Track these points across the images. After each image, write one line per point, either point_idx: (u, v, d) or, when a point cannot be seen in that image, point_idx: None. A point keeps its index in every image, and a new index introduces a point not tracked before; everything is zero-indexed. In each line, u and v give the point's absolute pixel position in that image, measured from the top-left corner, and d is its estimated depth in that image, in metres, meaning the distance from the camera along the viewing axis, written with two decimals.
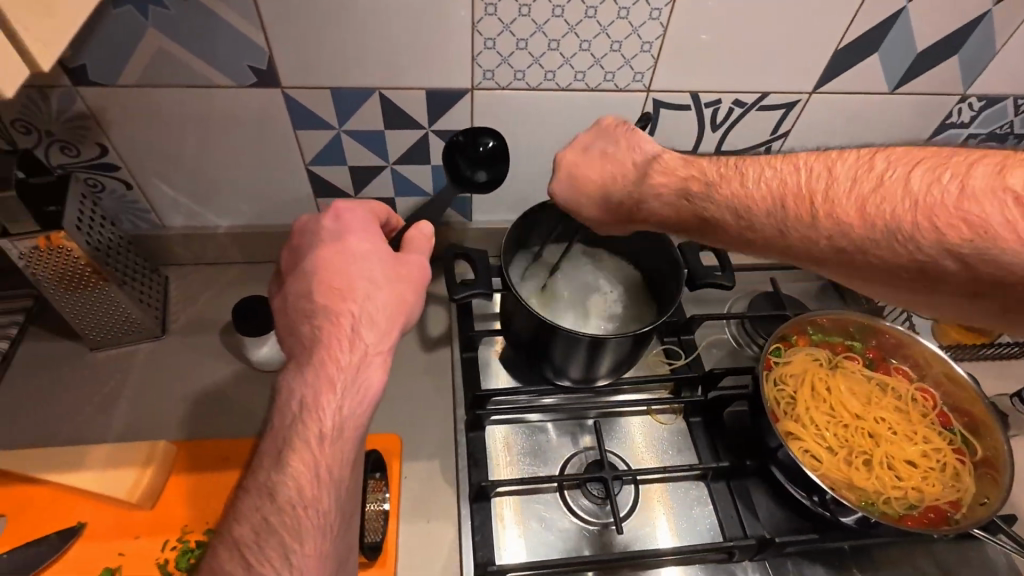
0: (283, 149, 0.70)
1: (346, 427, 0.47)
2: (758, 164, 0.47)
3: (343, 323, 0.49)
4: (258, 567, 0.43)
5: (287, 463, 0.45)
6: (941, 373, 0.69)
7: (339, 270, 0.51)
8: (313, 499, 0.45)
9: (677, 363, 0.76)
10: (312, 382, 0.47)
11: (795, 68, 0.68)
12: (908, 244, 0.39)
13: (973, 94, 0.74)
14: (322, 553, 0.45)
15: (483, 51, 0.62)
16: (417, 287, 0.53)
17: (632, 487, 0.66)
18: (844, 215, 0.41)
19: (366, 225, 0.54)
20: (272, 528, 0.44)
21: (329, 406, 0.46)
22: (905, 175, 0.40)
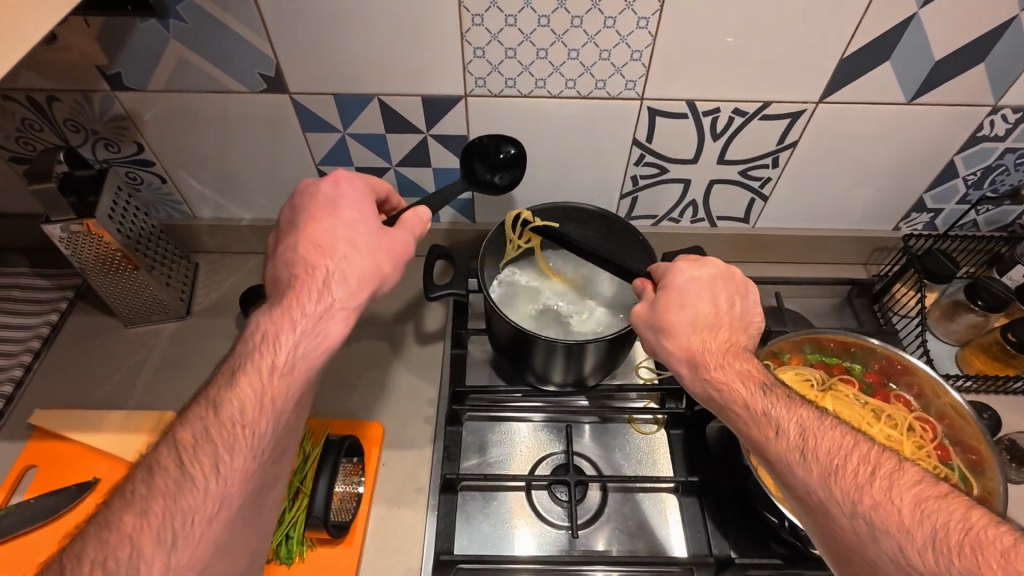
0: (294, 150, 0.76)
1: (296, 364, 0.50)
2: (774, 386, 0.50)
3: (317, 276, 0.52)
4: (190, 469, 0.45)
5: (234, 384, 0.48)
6: (947, 405, 0.65)
7: (326, 229, 0.54)
8: (253, 422, 0.47)
9: (665, 373, 0.76)
10: (276, 320, 0.50)
11: (798, 77, 0.66)
12: (838, 502, 0.44)
13: (1006, 106, 0.68)
14: (249, 472, 0.47)
15: (474, 60, 0.64)
16: (395, 259, 0.56)
17: (599, 493, 0.69)
18: (812, 455, 0.45)
19: (361, 198, 0.57)
20: (209, 437, 0.46)
21: (286, 340, 0.50)
22: (871, 452, 0.44)
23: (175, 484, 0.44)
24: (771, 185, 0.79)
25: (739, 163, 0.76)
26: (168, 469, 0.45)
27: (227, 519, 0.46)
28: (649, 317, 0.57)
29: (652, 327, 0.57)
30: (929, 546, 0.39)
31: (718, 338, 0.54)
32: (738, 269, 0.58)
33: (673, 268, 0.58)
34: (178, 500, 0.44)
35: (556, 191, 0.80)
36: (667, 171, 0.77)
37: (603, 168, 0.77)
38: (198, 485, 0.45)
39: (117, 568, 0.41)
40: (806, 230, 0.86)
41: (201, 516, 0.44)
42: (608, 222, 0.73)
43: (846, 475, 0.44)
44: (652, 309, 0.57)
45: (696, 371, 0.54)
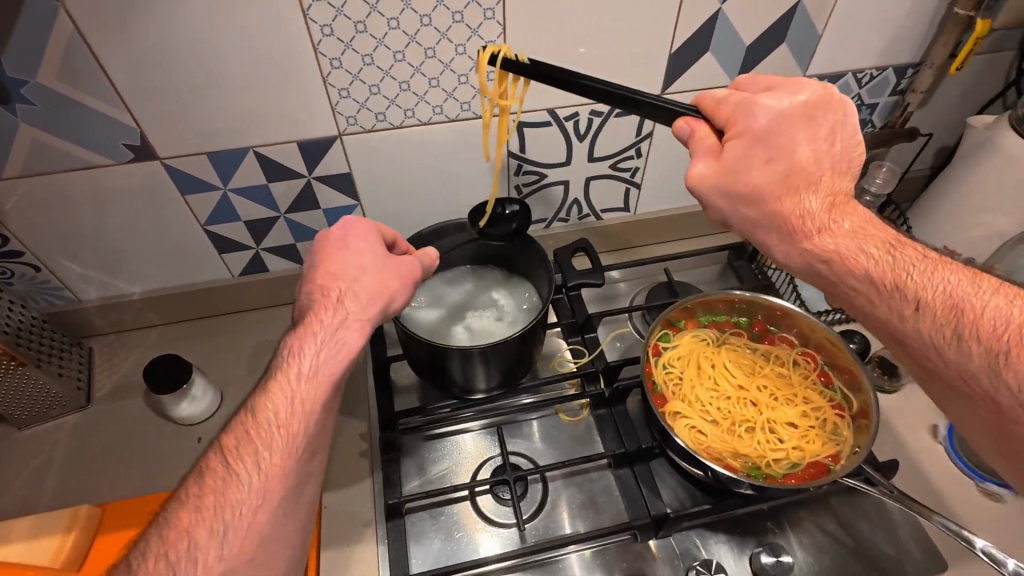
0: (176, 214, 0.75)
1: (321, 372, 0.51)
2: (902, 249, 0.52)
3: (331, 296, 0.55)
4: (235, 465, 0.47)
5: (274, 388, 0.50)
6: (820, 336, 0.72)
7: (339, 260, 0.57)
8: (287, 422, 0.49)
9: (581, 361, 0.81)
10: (298, 336, 0.53)
11: (638, 74, 0.73)
12: (1001, 387, 0.45)
13: (813, 75, 0.79)
14: (288, 465, 0.48)
15: (340, 100, 0.67)
16: (400, 277, 0.58)
17: (541, 485, 0.72)
18: (966, 329, 0.47)
19: (372, 233, 0.60)
20: (249, 436, 0.48)
21: (310, 352, 0.52)
22: None
23: (223, 481, 0.46)
24: (641, 173, 0.87)
25: (607, 159, 0.83)
26: (218, 466, 0.47)
27: (271, 515, 0.47)
28: (724, 172, 0.54)
29: (733, 195, 0.55)
30: None
31: (818, 193, 0.54)
32: (834, 93, 0.53)
33: (749, 109, 0.53)
34: (229, 491, 0.46)
35: (448, 211, 0.83)
36: (546, 176, 0.83)
37: (487, 184, 0.81)
38: (243, 477, 0.47)
39: (180, 555, 0.43)
40: (682, 208, 0.94)
41: (247, 509, 0.46)
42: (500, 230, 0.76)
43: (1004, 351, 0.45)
44: (723, 167, 0.54)
45: (794, 241, 0.55)
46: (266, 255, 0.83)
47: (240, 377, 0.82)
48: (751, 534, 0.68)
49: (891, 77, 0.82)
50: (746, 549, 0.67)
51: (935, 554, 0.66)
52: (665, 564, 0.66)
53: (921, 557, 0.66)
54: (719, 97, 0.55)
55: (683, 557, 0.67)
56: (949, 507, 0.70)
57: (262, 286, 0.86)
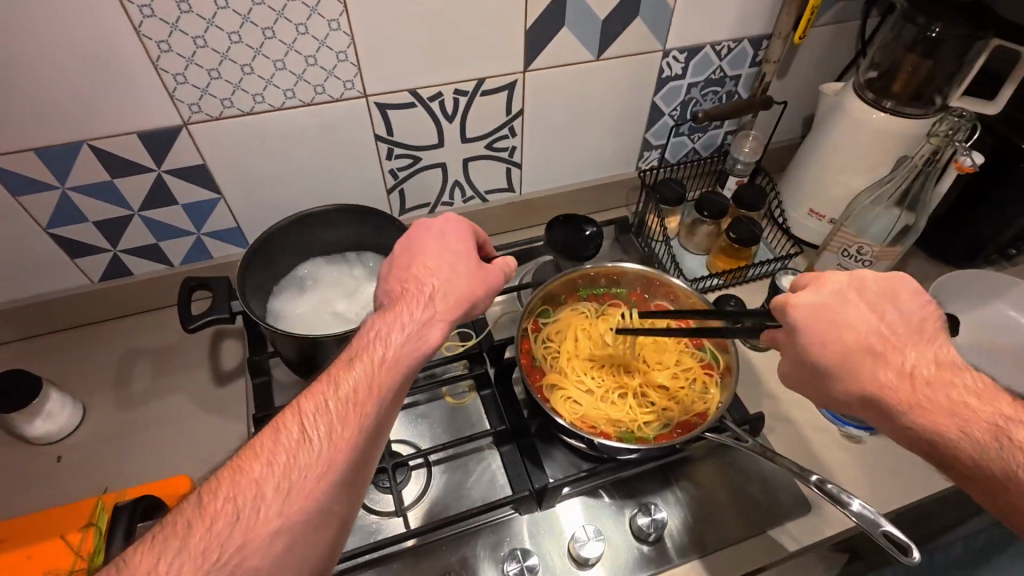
0: (11, 219, 0.69)
1: (378, 369, 0.49)
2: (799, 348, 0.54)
3: (424, 289, 0.53)
4: (308, 431, 0.46)
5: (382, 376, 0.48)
6: (689, 301, 0.75)
7: (436, 250, 0.56)
8: (362, 403, 0.47)
9: (468, 343, 0.81)
10: (388, 321, 0.52)
11: (498, 51, 0.73)
12: None
13: (672, 49, 0.82)
14: (358, 442, 0.46)
15: (177, 86, 0.63)
16: (487, 283, 0.56)
17: (426, 469, 0.71)
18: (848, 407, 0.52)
19: (465, 232, 0.59)
20: (327, 409, 0.47)
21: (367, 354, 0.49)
22: None
23: (294, 447, 0.45)
24: (519, 153, 0.87)
25: (481, 139, 0.83)
26: (294, 429, 0.46)
27: (326, 495, 0.44)
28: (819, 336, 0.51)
29: (799, 360, 0.53)
30: None
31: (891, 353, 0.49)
32: (935, 307, 0.51)
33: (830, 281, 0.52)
34: (299, 455, 0.45)
35: (321, 200, 0.81)
36: (421, 159, 0.82)
37: (358, 170, 0.80)
38: (313, 445, 0.45)
39: (244, 506, 0.43)
40: (567, 187, 0.95)
41: (309, 481, 0.44)
42: (369, 215, 0.74)
43: None
44: (814, 317, 0.51)
45: (887, 415, 0.50)
46: (125, 257, 0.78)
47: (107, 389, 0.77)
48: (632, 496, 0.69)
49: (749, 48, 0.86)
50: (626, 511, 0.68)
51: (799, 497, 0.69)
52: (547, 534, 0.66)
53: (788, 501, 0.69)
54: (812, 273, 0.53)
55: (565, 526, 0.67)
56: (815, 452, 0.74)
57: (126, 291, 0.81)
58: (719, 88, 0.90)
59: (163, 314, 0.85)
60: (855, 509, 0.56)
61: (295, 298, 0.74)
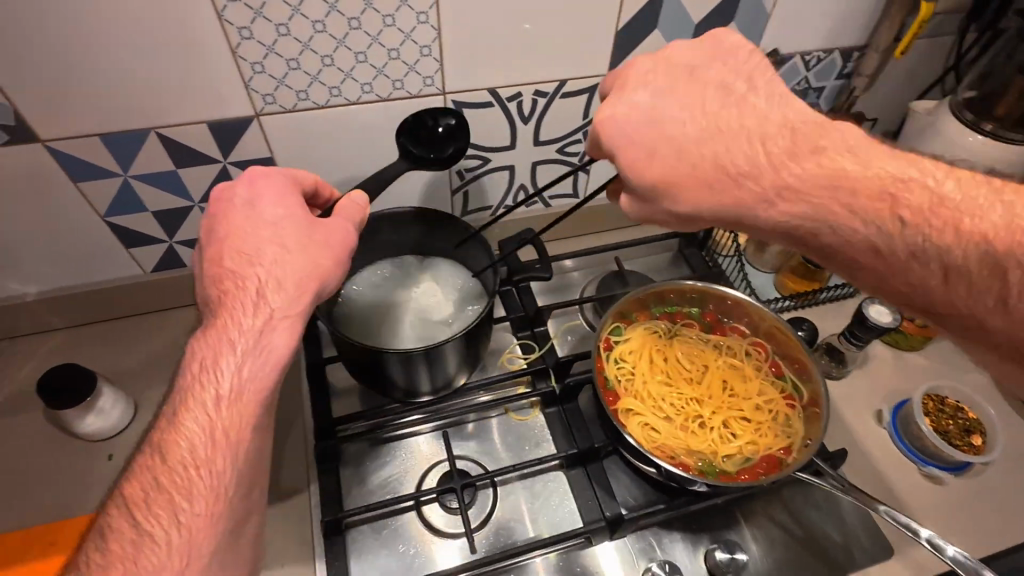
0: (70, 206, 0.66)
1: (273, 345, 0.47)
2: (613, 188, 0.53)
3: (248, 287, 0.47)
4: (145, 526, 0.42)
5: (268, 353, 0.47)
6: (769, 325, 0.72)
7: (249, 233, 0.49)
8: (208, 461, 0.44)
9: (531, 356, 0.77)
10: (212, 344, 0.46)
11: (584, 52, 0.69)
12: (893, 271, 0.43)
13: (762, 57, 0.77)
14: (217, 512, 0.44)
15: (254, 76, 0.60)
16: (334, 254, 0.51)
17: (491, 490, 0.68)
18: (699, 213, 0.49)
19: (284, 190, 0.52)
20: (160, 487, 0.43)
21: (245, 322, 0.46)
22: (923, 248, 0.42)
23: (131, 545, 0.42)
24: (589, 158, 0.83)
25: (554, 142, 0.79)
26: (117, 525, 0.42)
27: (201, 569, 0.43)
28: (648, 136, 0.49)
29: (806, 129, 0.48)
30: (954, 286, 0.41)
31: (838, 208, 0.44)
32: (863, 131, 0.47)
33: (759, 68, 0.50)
34: (139, 559, 0.41)
35: (385, 198, 0.77)
36: (489, 161, 0.78)
37: (426, 171, 0.76)
38: (158, 541, 0.42)
39: None
40: None
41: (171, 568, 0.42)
42: (439, 220, 0.70)
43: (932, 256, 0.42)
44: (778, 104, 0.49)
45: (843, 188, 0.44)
46: (181, 248, 0.75)
47: (155, 384, 0.74)
48: (706, 532, 0.66)
49: (838, 59, 0.81)
50: (701, 547, 0.65)
51: (880, 540, 0.66)
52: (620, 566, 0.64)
53: (867, 542, 0.66)
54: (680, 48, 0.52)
55: (638, 558, 0.64)
56: (893, 492, 0.71)
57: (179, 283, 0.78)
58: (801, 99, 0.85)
59: None
60: (953, 557, 0.52)
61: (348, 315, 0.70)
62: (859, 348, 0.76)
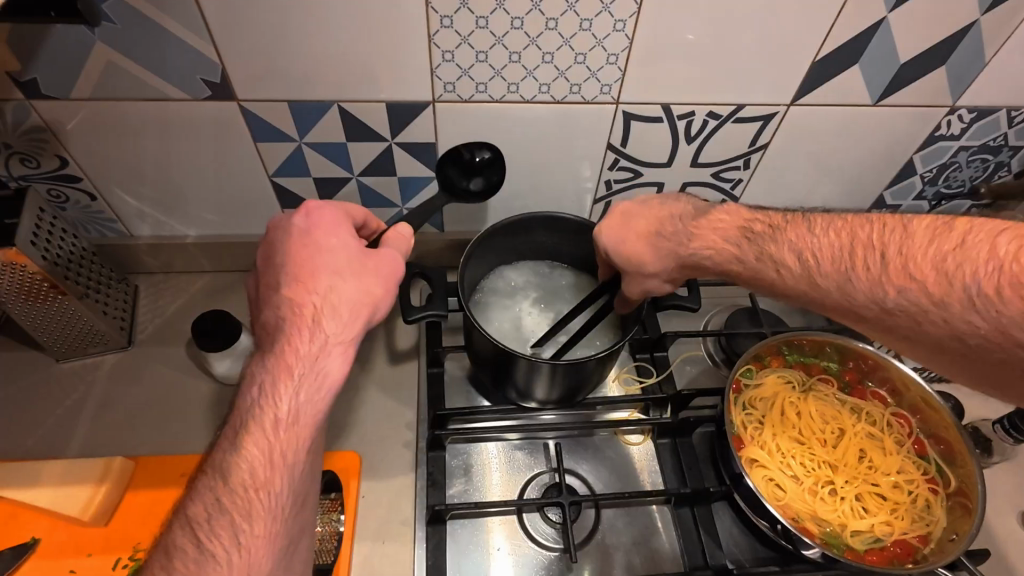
0: (244, 162, 0.69)
1: (710, 234, 0.59)
2: (754, 226, 0.57)
3: (306, 313, 0.49)
4: (208, 546, 0.43)
5: (695, 237, 0.60)
6: (918, 398, 0.66)
7: (308, 262, 0.50)
8: (267, 482, 0.45)
9: (648, 381, 0.74)
10: (272, 371, 0.47)
11: (770, 79, 0.65)
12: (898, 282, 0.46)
13: (962, 106, 0.70)
14: (275, 533, 0.45)
15: (442, 63, 0.61)
16: (386, 284, 0.53)
17: (593, 511, 0.66)
18: (818, 270, 0.51)
19: (339, 221, 0.53)
20: (222, 507, 0.44)
21: (643, 215, 0.62)
22: (871, 238, 0.49)
23: (196, 566, 0.42)
24: (742, 187, 0.79)
25: (712, 165, 0.75)
26: (183, 542, 0.43)
27: None
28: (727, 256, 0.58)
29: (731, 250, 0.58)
30: (903, 288, 0.46)
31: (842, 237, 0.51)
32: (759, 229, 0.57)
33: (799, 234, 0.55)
34: None
35: (529, 197, 0.77)
36: (641, 175, 0.76)
37: (576, 176, 0.75)
38: (220, 562, 0.43)
39: None
40: None
41: None
42: (587, 231, 0.69)
43: (862, 269, 0.48)
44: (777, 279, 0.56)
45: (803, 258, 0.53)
46: None
47: None
48: None
49: None
50: None
51: None
52: None
53: None
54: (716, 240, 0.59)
55: None
56: None
57: None
58: (991, 156, 0.77)
59: None
60: None
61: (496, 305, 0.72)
62: (1014, 442, 0.68)
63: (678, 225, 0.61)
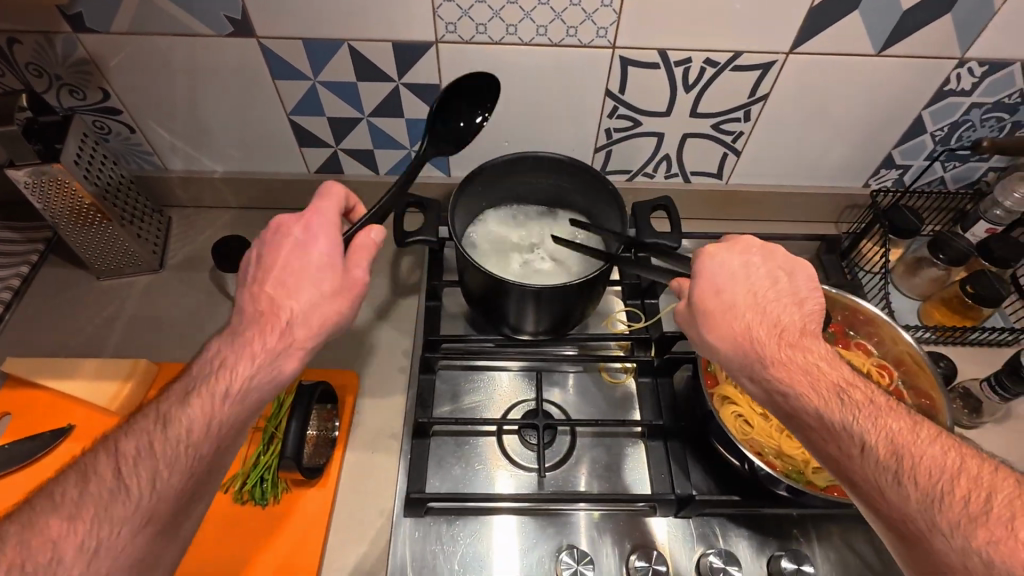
0: (266, 101, 0.75)
1: (758, 323, 0.52)
2: (810, 344, 0.50)
3: (282, 316, 0.52)
4: (125, 480, 0.43)
5: (778, 363, 0.49)
6: (903, 351, 0.67)
7: (298, 267, 0.53)
8: (197, 442, 0.47)
9: (635, 325, 0.76)
10: (235, 347, 0.51)
11: (769, 26, 0.66)
12: (899, 480, 0.41)
13: (973, 58, 0.69)
14: (181, 493, 0.46)
15: (443, 4, 0.64)
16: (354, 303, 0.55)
17: (568, 439, 0.70)
18: (909, 476, 0.41)
19: (329, 229, 0.55)
20: (152, 453, 0.45)
21: (741, 292, 0.53)
22: (876, 397, 0.46)
23: (109, 495, 0.43)
24: (743, 140, 0.80)
25: (711, 116, 0.76)
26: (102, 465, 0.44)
27: (149, 541, 0.44)
28: (767, 321, 0.52)
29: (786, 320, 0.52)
30: (919, 488, 0.40)
31: (832, 382, 0.47)
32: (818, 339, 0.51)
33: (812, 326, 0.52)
34: (109, 509, 0.42)
35: (531, 143, 0.80)
36: (640, 125, 0.78)
37: (577, 121, 0.77)
38: (131, 497, 0.43)
39: (76, 546, 0.41)
40: (777, 188, 0.86)
41: (125, 532, 0.42)
42: (575, 170, 0.69)
43: (875, 441, 0.43)
44: (783, 345, 0.50)
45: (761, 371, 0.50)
46: (342, 156, 0.82)
47: None
48: (777, 538, 0.64)
49: None
50: (767, 550, 0.63)
51: None
52: (680, 544, 0.63)
53: None
54: (786, 293, 0.53)
55: (699, 540, 0.63)
56: None
57: (332, 188, 0.86)
58: (1006, 115, 0.75)
59: None
60: None
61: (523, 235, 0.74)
62: (1001, 400, 0.68)
63: (752, 319, 0.52)
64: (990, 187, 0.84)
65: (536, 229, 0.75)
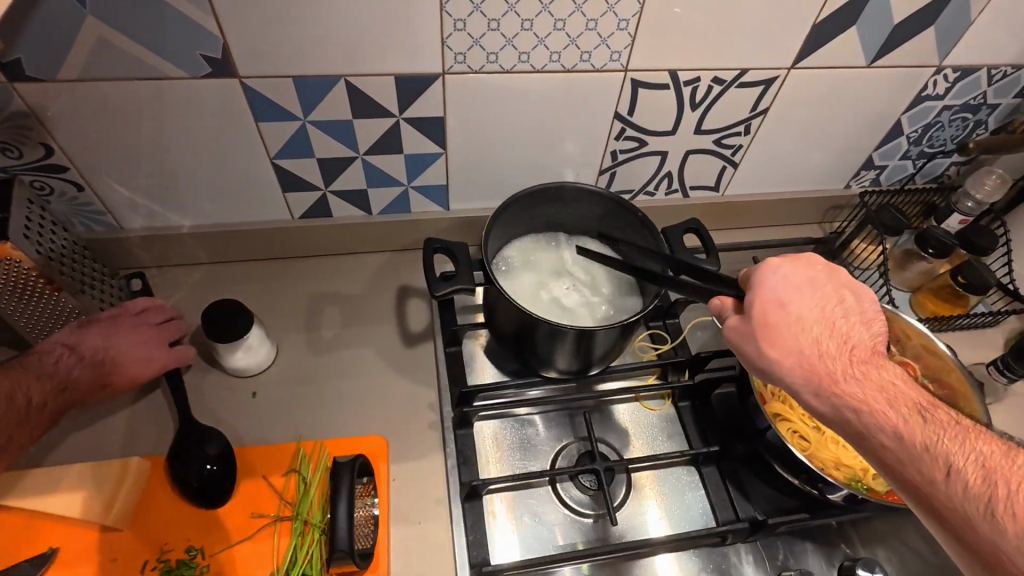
0: (246, 145, 0.67)
1: (824, 337, 0.49)
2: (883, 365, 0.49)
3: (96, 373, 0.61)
4: None
5: (852, 380, 0.47)
6: (919, 345, 0.71)
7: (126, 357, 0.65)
8: None
9: (663, 348, 0.75)
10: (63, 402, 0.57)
11: (775, 43, 0.66)
12: (991, 507, 0.40)
13: (948, 65, 0.73)
14: None
15: (453, 33, 0.59)
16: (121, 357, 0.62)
17: (624, 478, 0.66)
18: (1000, 502, 0.40)
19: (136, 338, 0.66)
20: None
21: (809, 306, 0.50)
22: (955, 419, 0.45)
23: None
24: (742, 153, 0.81)
25: (714, 132, 0.76)
26: None
27: None
28: (833, 339, 0.49)
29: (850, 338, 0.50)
30: (1012, 517, 0.39)
31: (908, 401, 0.46)
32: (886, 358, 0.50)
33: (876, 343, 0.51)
34: None
35: (536, 169, 0.77)
36: (645, 144, 0.76)
37: (583, 144, 0.75)
38: None
39: None
40: (769, 195, 0.88)
41: None
42: (605, 200, 0.68)
43: (961, 465, 0.42)
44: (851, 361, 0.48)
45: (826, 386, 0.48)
46: (331, 198, 0.75)
47: (295, 329, 0.75)
48: (839, 546, 0.64)
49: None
50: (834, 561, 0.64)
51: None
52: (754, 568, 0.62)
53: None
54: (852, 307, 0.51)
55: (771, 563, 0.63)
56: None
57: (321, 232, 0.78)
58: (971, 115, 0.81)
59: (348, 259, 0.82)
60: None
61: (549, 273, 0.70)
62: (1006, 381, 0.74)
63: (821, 335, 0.49)
64: (954, 180, 0.90)
65: (559, 265, 0.71)
